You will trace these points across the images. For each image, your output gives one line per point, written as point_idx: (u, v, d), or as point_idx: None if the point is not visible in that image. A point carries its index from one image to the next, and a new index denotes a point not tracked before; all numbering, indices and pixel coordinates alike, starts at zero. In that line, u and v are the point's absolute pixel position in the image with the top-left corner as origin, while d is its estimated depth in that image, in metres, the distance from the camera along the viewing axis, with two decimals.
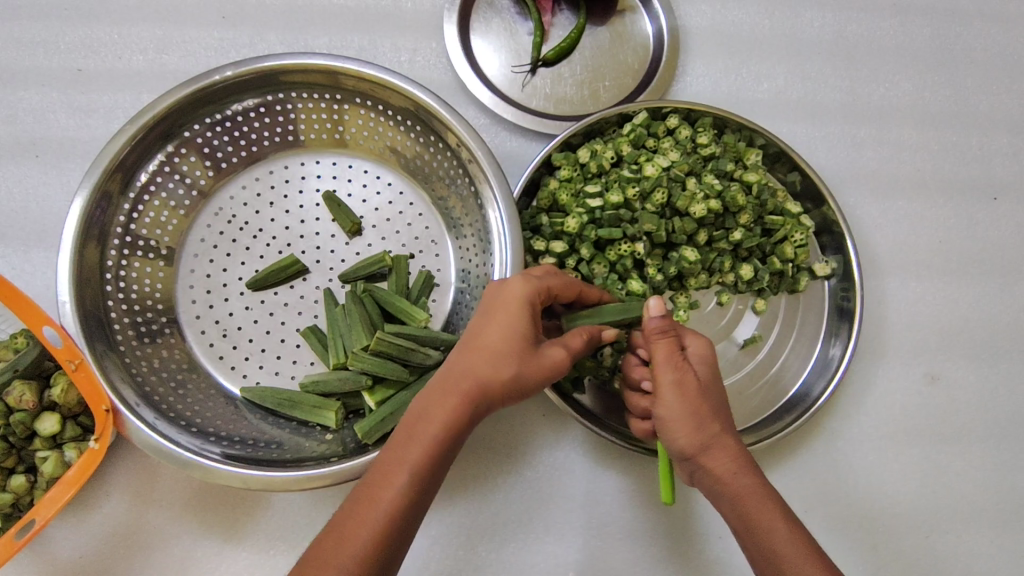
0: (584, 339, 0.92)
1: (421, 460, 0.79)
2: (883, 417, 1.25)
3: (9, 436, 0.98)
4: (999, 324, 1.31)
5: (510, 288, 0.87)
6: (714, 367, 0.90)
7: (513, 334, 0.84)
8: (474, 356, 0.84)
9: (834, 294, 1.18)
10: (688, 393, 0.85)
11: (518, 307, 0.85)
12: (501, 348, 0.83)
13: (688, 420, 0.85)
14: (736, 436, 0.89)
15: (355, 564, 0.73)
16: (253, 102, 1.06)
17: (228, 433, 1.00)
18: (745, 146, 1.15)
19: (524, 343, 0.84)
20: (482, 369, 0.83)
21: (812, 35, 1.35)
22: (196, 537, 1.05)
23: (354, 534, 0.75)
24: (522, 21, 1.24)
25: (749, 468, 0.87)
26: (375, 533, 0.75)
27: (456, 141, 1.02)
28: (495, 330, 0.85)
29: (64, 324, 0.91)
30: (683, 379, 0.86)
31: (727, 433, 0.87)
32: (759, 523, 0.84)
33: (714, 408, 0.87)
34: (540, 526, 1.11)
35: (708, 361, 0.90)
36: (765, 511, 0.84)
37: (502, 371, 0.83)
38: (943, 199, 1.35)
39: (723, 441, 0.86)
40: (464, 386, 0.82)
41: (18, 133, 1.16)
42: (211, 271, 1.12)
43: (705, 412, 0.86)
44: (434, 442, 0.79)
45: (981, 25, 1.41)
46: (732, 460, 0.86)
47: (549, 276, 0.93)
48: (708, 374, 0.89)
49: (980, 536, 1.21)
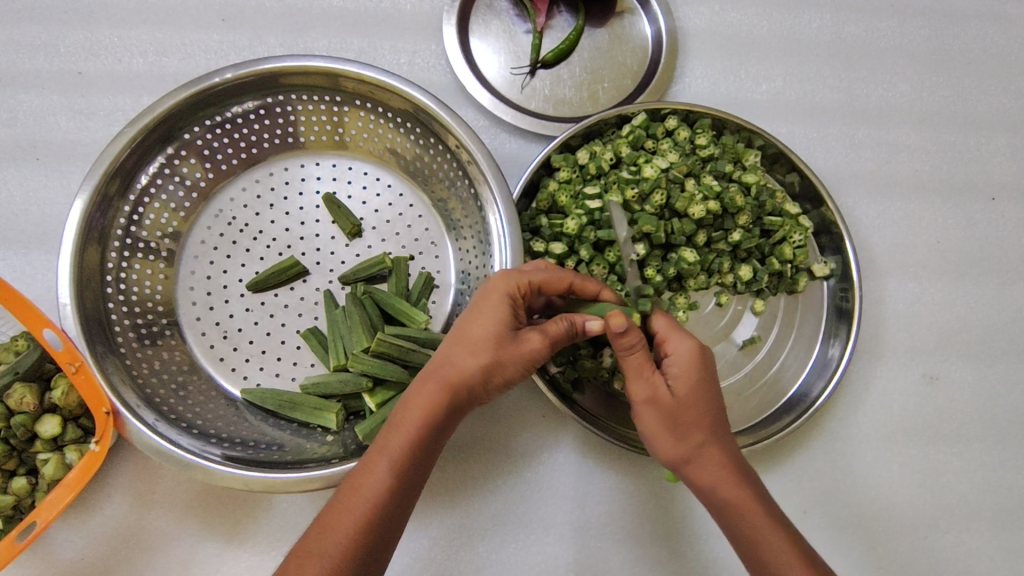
0: (565, 327, 0.89)
1: (404, 449, 0.80)
2: (883, 417, 1.25)
3: (10, 438, 0.98)
4: (998, 324, 1.31)
5: (493, 282, 0.86)
6: (699, 373, 0.87)
7: (495, 326, 0.84)
8: (456, 348, 0.84)
9: (833, 294, 1.19)
10: (662, 409, 0.87)
11: (501, 300, 0.85)
12: (484, 339, 0.84)
13: (664, 434, 0.88)
14: (726, 442, 0.89)
15: (338, 555, 0.74)
16: (252, 104, 1.07)
17: (229, 434, 1.00)
18: (744, 147, 1.15)
19: (506, 334, 0.85)
20: (464, 360, 0.84)
21: (809, 36, 1.36)
22: (197, 539, 1.06)
23: (337, 523, 0.76)
24: (520, 23, 1.25)
25: (737, 476, 0.88)
26: (359, 524, 0.76)
27: (456, 143, 1.02)
28: (477, 321, 0.85)
29: (64, 326, 0.92)
30: (655, 397, 0.86)
31: (712, 441, 0.88)
32: (745, 531, 0.86)
33: (695, 418, 0.87)
34: (540, 527, 1.11)
35: (690, 368, 0.87)
36: (751, 519, 0.86)
37: (484, 361, 0.84)
38: (942, 199, 1.35)
39: (706, 450, 0.88)
40: (446, 377, 0.83)
41: (18, 135, 1.17)
42: (212, 273, 1.12)
43: (684, 424, 0.87)
44: (416, 432, 0.80)
45: (979, 25, 1.42)
46: (716, 470, 0.87)
47: (536, 269, 0.91)
48: (689, 384, 0.87)
49: (979, 535, 1.22)
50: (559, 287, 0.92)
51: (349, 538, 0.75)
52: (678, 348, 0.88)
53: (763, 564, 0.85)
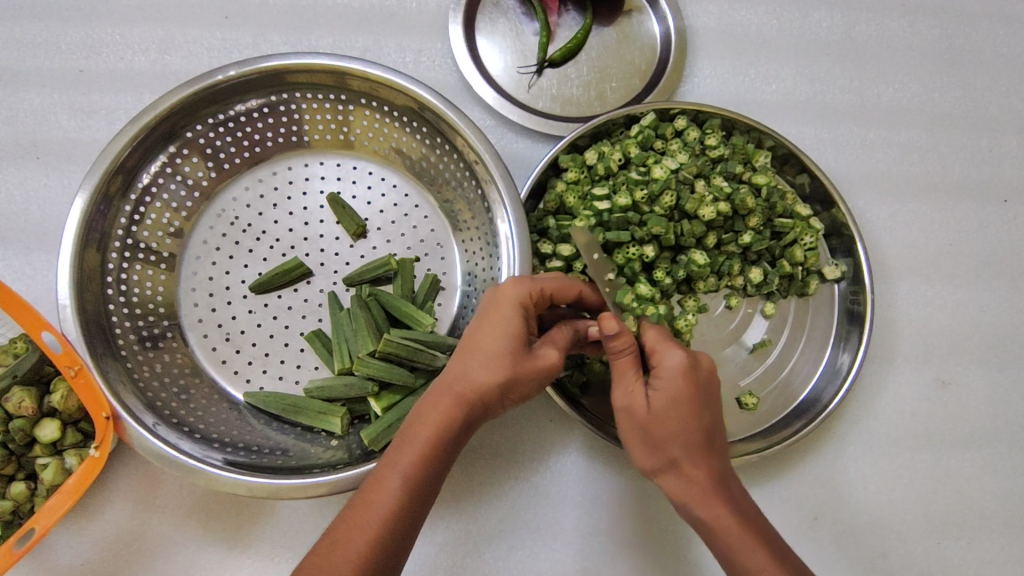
0: (570, 334, 0.89)
1: (416, 462, 0.78)
2: (894, 422, 1.23)
3: (9, 443, 0.96)
4: (1010, 327, 1.29)
5: (504, 290, 0.85)
6: (681, 387, 0.85)
7: (508, 338, 0.82)
8: (468, 360, 0.82)
9: (844, 297, 1.17)
10: (635, 419, 0.87)
11: (511, 310, 0.84)
12: (497, 350, 0.81)
13: (642, 443, 0.88)
14: (707, 458, 0.86)
15: (347, 571, 0.72)
16: (256, 102, 1.05)
17: (232, 439, 0.98)
18: (754, 148, 1.13)
19: (521, 347, 0.82)
20: (477, 371, 0.81)
21: (820, 36, 1.34)
22: (200, 545, 1.04)
23: (347, 538, 0.74)
24: (528, 21, 1.23)
25: (715, 493, 0.85)
26: (371, 538, 0.74)
27: (463, 143, 1.00)
28: (489, 331, 0.83)
29: (64, 329, 0.90)
30: (630, 406, 0.87)
31: (688, 456, 0.86)
32: (721, 547, 0.85)
33: (670, 432, 0.85)
34: (547, 533, 1.10)
35: (671, 381, 0.85)
36: (728, 537, 0.84)
37: (498, 374, 0.81)
38: (954, 201, 1.33)
39: (682, 465, 0.86)
40: (460, 389, 0.81)
41: (19, 134, 1.15)
42: (214, 273, 1.10)
43: (658, 436, 0.86)
44: (429, 446, 0.79)
45: (990, 25, 1.40)
46: (693, 484, 0.86)
47: (546, 277, 0.89)
48: (664, 399, 0.85)
49: (991, 543, 1.20)
50: (569, 294, 0.92)
51: (358, 553, 0.73)
52: (665, 361, 0.86)
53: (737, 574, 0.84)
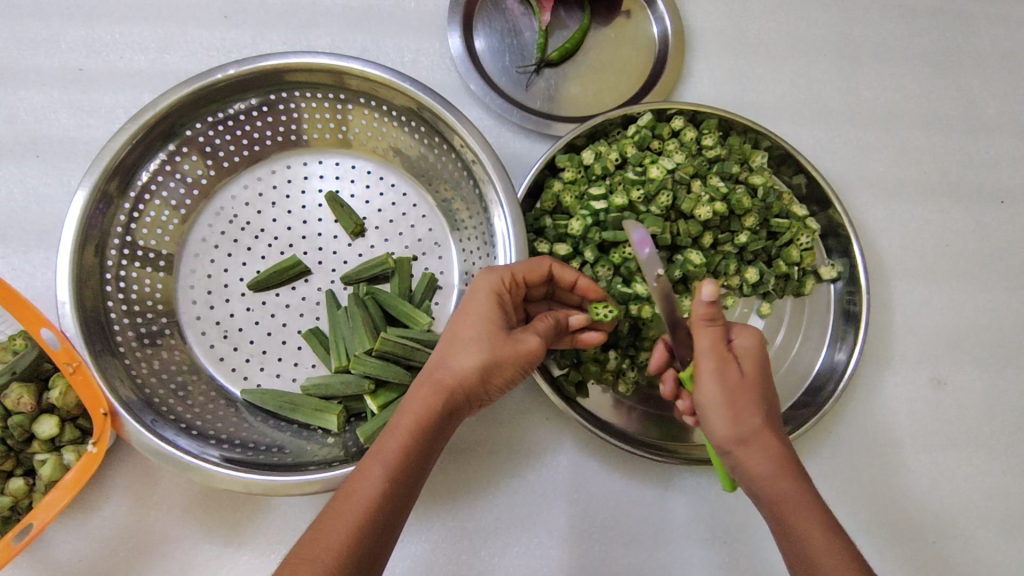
0: (551, 322, 0.91)
1: (397, 454, 0.78)
2: (890, 422, 1.24)
3: (8, 439, 0.97)
4: (1005, 328, 1.30)
5: (477, 281, 0.87)
6: (759, 365, 0.86)
7: (484, 327, 0.84)
8: (448, 350, 0.84)
9: (840, 298, 1.17)
10: (726, 385, 0.83)
11: (486, 301, 0.86)
12: (474, 341, 0.83)
13: (723, 412, 0.83)
14: (782, 437, 0.84)
15: (331, 560, 0.71)
16: (255, 101, 1.06)
17: (229, 436, 0.99)
18: (751, 148, 1.14)
19: (497, 333, 0.84)
20: (457, 363, 0.83)
21: (817, 37, 1.34)
22: (197, 541, 1.04)
23: (328, 529, 0.73)
24: (526, 21, 1.23)
25: (791, 469, 0.82)
26: (353, 526, 0.74)
27: (460, 143, 1.01)
28: (468, 323, 0.85)
29: (63, 326, 0.90)
30: (721, 372, 0.83)
31: (767, 431, 0.83)
32: (794, 526, 0.79)
33: (753, 404, 0.83)
34: (542, 530, 1.10)
35: (752, 359, 0.86)
36: (803, 515, 0.79)
37: (478, 361, 0.82)
38: (951, 203, 1.34)
39: (762, 440, 0.82)
40: (440, 380, 0.82)
41: (19, 132, 1.15)
42: (213, 271, 1.11)
43: (743, 405, 0.83)
44: (409, 436, 0.79)
45: (985, 26, 1.40)
46: (772, 461, 0.82)
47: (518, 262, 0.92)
48: (752, 372, 0.85)
49: (988, 543, 1.20)
50: (539, 274, 0.92)
51: (340, 543, 0.72)
52: (745, 337, 0.87)
53: (805, 556, 0.78)
